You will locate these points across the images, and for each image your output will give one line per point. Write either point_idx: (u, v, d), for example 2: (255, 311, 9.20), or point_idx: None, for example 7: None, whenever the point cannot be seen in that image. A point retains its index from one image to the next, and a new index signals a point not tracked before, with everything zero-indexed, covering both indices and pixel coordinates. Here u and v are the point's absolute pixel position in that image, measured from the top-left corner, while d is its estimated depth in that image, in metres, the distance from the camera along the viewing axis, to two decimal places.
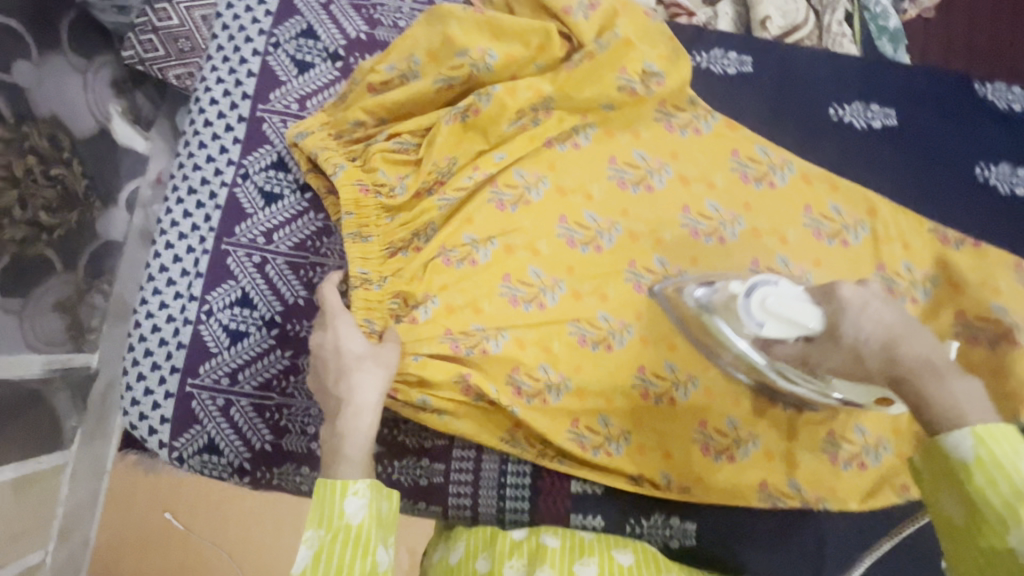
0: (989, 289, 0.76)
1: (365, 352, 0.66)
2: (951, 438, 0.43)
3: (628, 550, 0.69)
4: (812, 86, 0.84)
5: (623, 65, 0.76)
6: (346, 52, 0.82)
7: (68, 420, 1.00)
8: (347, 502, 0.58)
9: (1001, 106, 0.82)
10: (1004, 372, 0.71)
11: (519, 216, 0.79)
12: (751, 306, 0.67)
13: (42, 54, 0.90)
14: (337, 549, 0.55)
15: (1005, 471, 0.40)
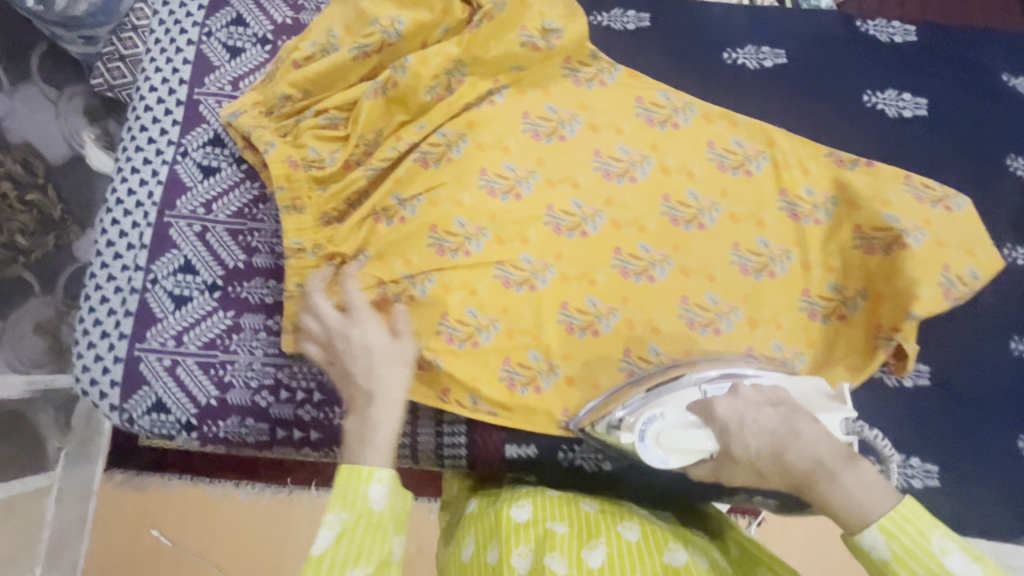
0: (880, 202, 0.80)
1: (392, 349, 0.75)
2: (866, 539, 0.54)
3: (633, 525, 0.68)
4: (711, 32, 0.90)
5: (523, 22, 0.82)
6: (274, 35, 0.90)
7: (52, 442, 1.22)
8: (371, 488, 0.63)
9: (883, 39, 0.89)
10: (896, 274, 0.76)
11: (441, 172, 0.84)
12: (648, 447, 0.67)
13: (14, 87, 1.21)
14: (360, 533, 0.61)
15: (916, 556, 0.52)
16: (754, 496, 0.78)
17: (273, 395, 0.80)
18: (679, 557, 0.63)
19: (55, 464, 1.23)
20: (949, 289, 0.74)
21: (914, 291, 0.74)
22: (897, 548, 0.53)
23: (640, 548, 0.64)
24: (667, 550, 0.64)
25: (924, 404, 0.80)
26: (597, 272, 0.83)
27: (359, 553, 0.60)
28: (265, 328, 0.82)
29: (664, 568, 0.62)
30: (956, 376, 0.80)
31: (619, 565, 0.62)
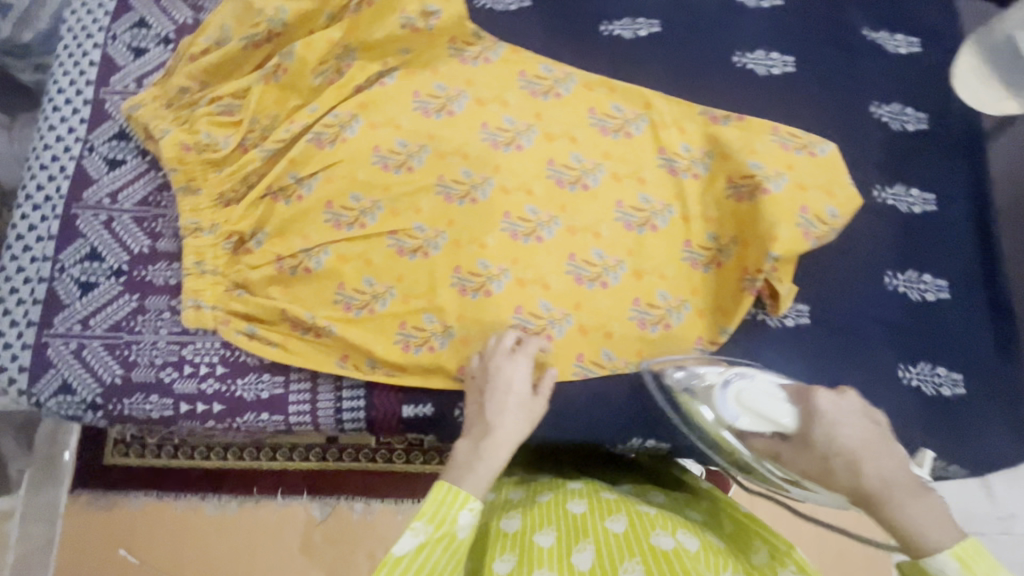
0: (748, 151, 0.84)
1: (525, 401, 0.76)
2: (936, 561, 0.52)
3: (620, 518, 0.69)
4: (588, 7, 0.95)
5: (402, 5, 0.87)
6: (176, 34, 0.95)
7: (14, 465, 1.27)
8: (461, 513, 0.60)
9: (752, 4, 0.95)
10: (757, 215, 0.80)
11: (336, 150, 0.88)
12: (727, 398, 0.73)
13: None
14: (439, 552, 0.57)
15: None
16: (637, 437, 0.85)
17: (177, 371, 0.82)
18: (668, 541, 0.65)
19: (15, 484, 1.29)
20: (810, 229, 0.78)
21: (771, 229, 0.78)
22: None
23: (626, 538, 0.66)
24: (654, 534, 0.66)
25: (803, 342, 0.83)
26: (488, 236, 0.87)
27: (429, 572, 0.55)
28: (169, 309, 0.85)
29: (652, 549, 0.64)
30: (834, 313, 0.84)
31: (606, 559, 0.63)
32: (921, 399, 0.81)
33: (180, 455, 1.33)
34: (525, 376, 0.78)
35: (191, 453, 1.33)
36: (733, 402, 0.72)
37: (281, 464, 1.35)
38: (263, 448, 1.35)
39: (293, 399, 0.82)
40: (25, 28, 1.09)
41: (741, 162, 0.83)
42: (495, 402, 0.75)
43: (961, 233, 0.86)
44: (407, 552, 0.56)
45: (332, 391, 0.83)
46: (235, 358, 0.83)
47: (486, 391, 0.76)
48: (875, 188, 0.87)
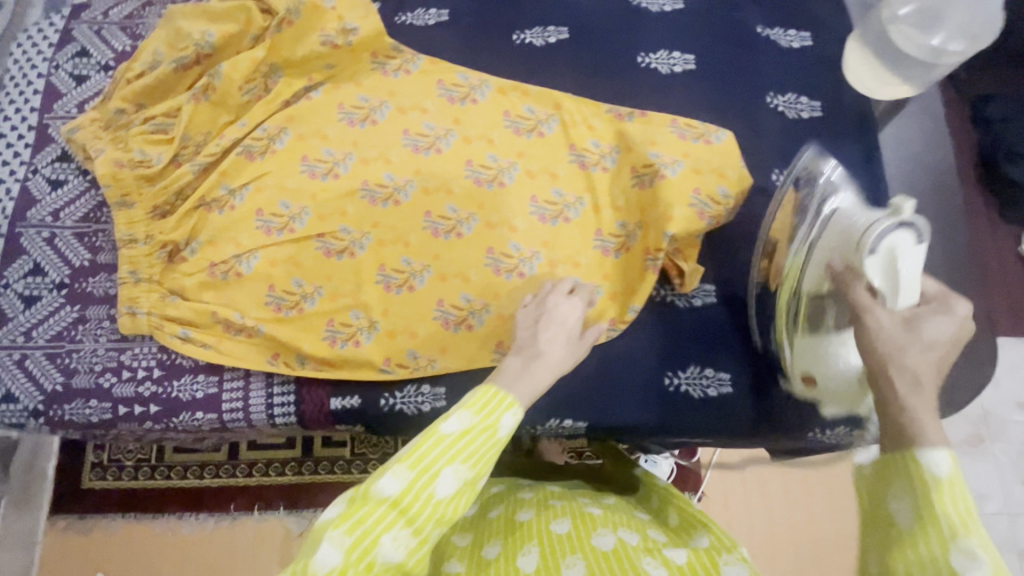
0: (648, 142, 0.90)
1: (575, 329, 0.75)
2: (930, 452, 0.49)
3: (564, 520, 0.76)
4: (500, 20, 1.02)
5: (321, 25, 0.93)
6: (115, 61, 1.01)
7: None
8: (506, 415, 0.61)
9: (654, 9, 1.01)
10: (655, 201, 0.86)
11: (266, 162, 0.94)
12: (885, 237, 0.65)
13: None
14: (481, 439, 0.59)
15: (961, 493, 0.47)
16: (563, 420, 0.85)
17: (116, 376, 0.86)
18: (607, 539, 0.72)
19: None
20: (704, 209, 0.85)
21: (667, 213, 0.84)
22: (954, 478, 0.48)
23: (568, 537, 0.73)
24: (596, 535, 0.73)
25: (712, 319, 0.88)
26: (411, 235, 0.92)
27: (467, 457, 0.58)
28: (108, 317, 0.89)
29: (593, 547, 0.70)
30: (737, 292, 0.89)
31: (549, 560, 0.69)
32: None
33: (158, 476, 1.34)
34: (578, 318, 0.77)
35: (168, 473, 1.34)
36: (876, 243, 0.65)
37: (257, 480, 1.35)
38: (239, 464, 1.35)
39: (226, 398, 0.86)
40: None
41: (642, 155, 0.89)
42: (547, 334, 0.72)
43: None
44: (452, 433, 0.58)
45: (264, 390, 0.87)
46: (171, 361, 0.87)
47: (541, 319, 0.75)
48: (775, 172, 0.93)
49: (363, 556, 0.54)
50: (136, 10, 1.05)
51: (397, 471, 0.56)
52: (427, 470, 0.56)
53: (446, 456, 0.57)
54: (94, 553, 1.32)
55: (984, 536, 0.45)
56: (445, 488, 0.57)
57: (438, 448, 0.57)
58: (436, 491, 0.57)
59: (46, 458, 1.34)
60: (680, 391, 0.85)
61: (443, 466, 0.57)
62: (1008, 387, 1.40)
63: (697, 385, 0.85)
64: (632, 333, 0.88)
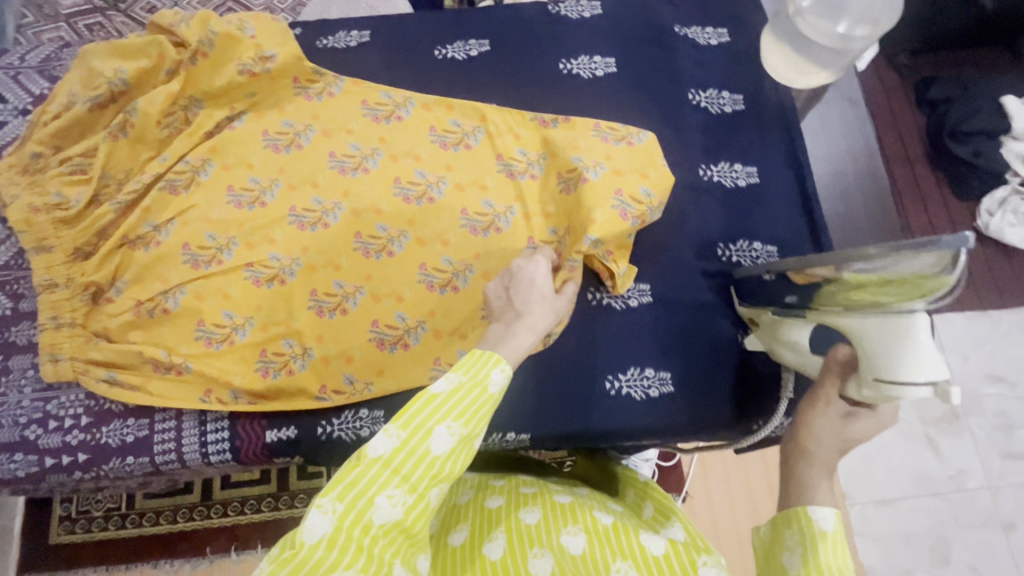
0: (571, 147, 0.90)
1: (549, 291, 0.74)
2: (817, 511, 0.54)
3: (535, 508, 0.71)
4: (422, 37, 1.02)
5: (238, 54, 0.93)
6: (34, 105, 0.99)
7: None
8: (495, 371, 0.60)
9: (574, 16, 1.02)
10: (579, 204, 0.86)
11: (191, 195, 0.92)
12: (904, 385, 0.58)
13: None
14: (470, 395, 0.58)
15: (838, 550, 0.53)
16: (506, 434, 0.83)
17: (42, 427, 0.83)
18: (576, 540, 0.65)
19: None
20: (627, 209, 0.85)
21: (591, 217, 0.84)
22: (835, 536, 0.53)
23: (536, 529, 0.68)
24: (562, 533, 0.67)
25: (649, 318, 0.87)
26: (341, 257, 0.91)
27: (460, 413, 0.57)
28: (32, 366, 0.86)
29: (560, 548, 0.65)
30: (673, 289, 0.88)
31: (514, 551, 0.65)
32: (760, 356, 0.86)
33: (127, 525, 1.29)
34: (547, 277, 0.76)
35: (138, 521, 1.29)
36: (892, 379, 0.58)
37: (232, 519, 1.30)
38: (212, 505, 1.31)
39: (157, 440, 0.84)
40: None
41: (565, 163, 0.90)
42: (525, 293, 0.73)
43: (783, 200, 0.92)
44: (441, 392, 0.57)
45: (197, 430, 0.85)
46: (100, 407, 0.85)
47: (510, 286, 0.74)
48: (702, 167, 0.93)
49: (357, 517, 0.52)
50: (53, 52, 1.04)
51: (389, 431, 0.55)
52: (419, 428, 0.55)
53: (436, 414, 0.56)
54: None
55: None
56: (441, 445, 0.56)
57: (428, 407, 0.56)
58: (430, 449, 0.55)
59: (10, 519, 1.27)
60: (621, 394, 0.84)
61: (435, 422, 0.56)
62: (976, 359, 1.39)
63: (638, 386, 0.84)
64: (570, 340, 0.87)
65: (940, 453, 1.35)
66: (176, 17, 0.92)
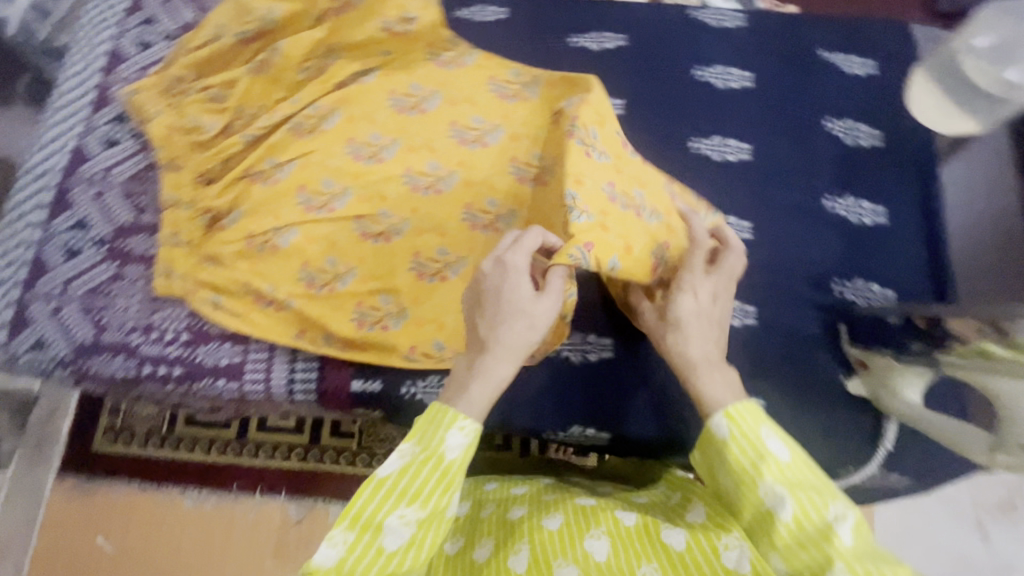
0: (635, 178, 0.86)
1: (533, 319, 0.66)
2: (714, 425, 0.62)
3: (556, 514, 0.69)
4: (559, 23, 1.02)
5: (383, 11, 0.96)
6: (181, 31, 1.03)
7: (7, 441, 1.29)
8: (450, 434, 0.59)
9: (715, 24, 1.00)
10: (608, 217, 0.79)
11: (312, 140, 0.94)
12: None
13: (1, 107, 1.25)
14: (423, 472, 0.58)
15: (748, 437, 0.60)
16: (585, 429, 0.85)
17: (144, 335, 0.87)
18: (600, 545, 0.65)
19: (9, 461, 1.32)
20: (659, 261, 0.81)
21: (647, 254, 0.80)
22: (737, 432, 0.61)
23: (559, 539, 0.66)
24: (585, 537, 0.66)
25: (751, 341, 0.84)
26: (447, 226, 0.91)
27: (412, 496, 0.57)
28: (143, 277, 0.90)
29: (584, 557, 0.64)
30: (780, 316, 0.85)
31: (540, 560, 0.64)
32: (863, 404, 0.82)
33: (165, 447, 1.32)
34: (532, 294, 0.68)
35: (177, 445, 1.32)
36: None
37: (262, 462, 1.33)
38: (246, 444, 1.33)
39: (249, 368, 0.86)
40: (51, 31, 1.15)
41: (622, 185, 0.84)
42: (495, 318, 0.66)
43: (910, 246, 0.88)
44: (389, 474, 0.58)
45: (287, 366, 0.87)
46: (200, 327, 0.87)
47: (483, 299, 0.67)
48: (827, 198, 0.90)
49: None
50: None
51: (334, 538, 0.55)
52: (368, 525, 0.56)
53: (385, 507, 0.57)
54: (94, 518, 1.32)
55: (772, 426, 0.61)
56: (395, 539, 0.56)
57: (378, 497, 0.57)
58: (384, 545, 0.56)
59: (63, 418, 1.34)
60: None
61: (385, 515, 0.56)
62: None
63: None
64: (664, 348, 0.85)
65: (991, 543, 1.27)
66: None
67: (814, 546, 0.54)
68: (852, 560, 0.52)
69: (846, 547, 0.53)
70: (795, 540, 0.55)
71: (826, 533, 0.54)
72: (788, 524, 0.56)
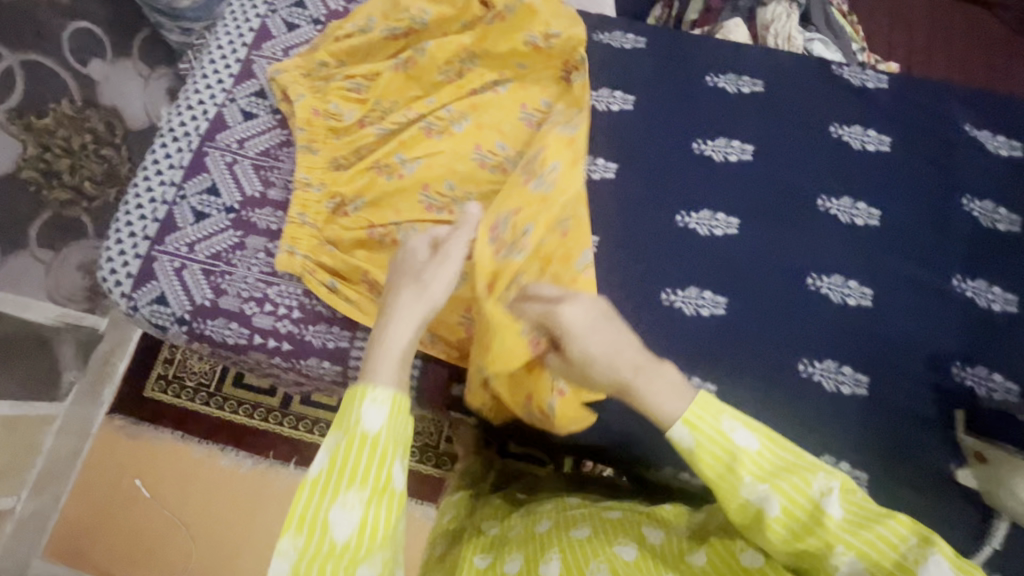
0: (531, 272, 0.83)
1: (426, 285, 0.67)
2: (675, 434, 0.57)
3: (582, 524, 0.69)
4: (696, 61, 1.02)
5: (530, 27, 0.95)
6: (327, 19, 1.07)
7: (68, 375, 1.25)
8: (367, 410, 0.54)
9: (856, 83, 0.99)
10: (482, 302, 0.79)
11: (442, 142, 0.95)
12: None
13: (115, 58, 1.23)
14: (351, 456, 0.53)
15: (714, 436, 0.56)
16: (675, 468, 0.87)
17: (258, 306, 0.90)
18: (630, 548, 0.63)
19: (66, 395, 1.26)
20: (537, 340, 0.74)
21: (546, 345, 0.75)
22: (699, 437, 0.57)
23: (588, 546, 0.65)
24: (616, 544, 0.65)
25: (859, 412, 0.82)
26: None
27: (352, 481, 0.53)
28: (265, 250, 0.93)
29: (614, 557, 0.63)
30: (895, 390, 0.83)
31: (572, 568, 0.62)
32: (969, 496, 0.79)
33: (211, 403, 1.35)
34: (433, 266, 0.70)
35: (222, 405, 1.35)
36: None
37: (302, 435, 1.35)
38: (287, 415, 1.36)
39: (354, 354, 0.89)
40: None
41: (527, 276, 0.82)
42: (394, 291, 0.68)
43: None
44: (319, 471, 0.53)
45: None
46: (312, 307, 0.90)
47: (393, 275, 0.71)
48: (955, 278, 0.88)
49: None
50: None
51: (283, 548, 0.51)
52: (313, 526, 0.52)
53: (326, 501, 0.52)
54: (137, 460, 1.34)
55: (733, 413, 0.58)
56: (344, 526, 0.52)
57: (314, 497, 0.53)
58: (334, 539, 0.51)
59: (121, 360, 1.35)
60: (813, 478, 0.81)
61: (328, 510, 0.52)
62: None
63: None
64: (771, 406, 0.83)
65: None
66: None
67: (808, 532, 0.55)
68: (843, 534, 0.54)
69: (838, 523, 0.54)
70: (789, 531, 0.56)
71: (817, 514, 0.55)
72: (778, 516, 0.55)
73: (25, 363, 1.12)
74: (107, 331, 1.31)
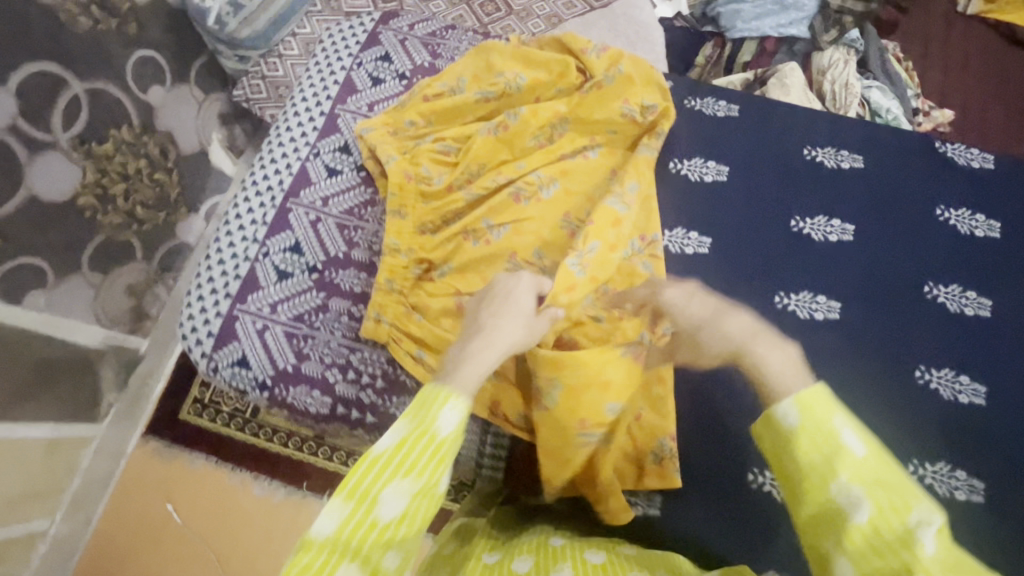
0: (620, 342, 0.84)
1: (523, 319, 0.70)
2: (779, 409, 0.54)
3: (600, 551, 0.64)
4: (790, 132, 0.99)
5: (626, 97, 0.95)
6: (413, 74, 1.06)
7: (108, 397, 1.18)
8: (444, 413, 0.51)
9: (962, 163, 0.96)
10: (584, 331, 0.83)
11: (531, 207, 0.90)
12: None
13: (174, 83, 1.16)
14: (422, 448, 0.49)
15: (821, 427, 0.52)
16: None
17: (341, 373, 0.88)
18: None
19: (104, 417, 1.19)
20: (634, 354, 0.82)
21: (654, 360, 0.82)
22: (806, 421, 0.52)
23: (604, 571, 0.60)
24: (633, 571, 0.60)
25: (976, 521, 0.78)
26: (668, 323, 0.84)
27: (410, 470, 0.49)
28: (348, 314, 0.91)
29: None
30: (1015, 500, 0.78)
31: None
32: None
33: (243, 429, 1.26)
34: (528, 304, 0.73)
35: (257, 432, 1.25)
36: None
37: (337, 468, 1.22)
38: (321, 445, 1.25)
39: None
40: (246, 26, 1.20)
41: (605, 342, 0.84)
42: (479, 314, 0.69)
43: None
44: (385, 449, 0.49)
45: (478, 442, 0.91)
46: (395, 376, 0.88)
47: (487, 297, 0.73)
48: None
49: None
50: (438, 30, 1.11)
51: (330, 508, 0.47)
52: (364, 497, 0.48)
53: (381, 478, 0.48)
54: (170, 484, 1.26)
55: (845, 413, 0.53)
56: (390, 509, 0.48)
57: (371, 472, 0.48)
58: (380, 517, 0.48)
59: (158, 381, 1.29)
60: None
61: (382, 487, 0.48)
62: None
63: None
64: None
65: None
66: (589, 45, 0.97)
67: (891, 554, 0.46)
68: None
69: (932, 559, 0.45)
70: (869, 553, 0.47)
71: (907, 542, 0.46)
72: (862, 528, 0.48)
73: (68, 388, 1.06)
74: (147, 352, 1.24)
